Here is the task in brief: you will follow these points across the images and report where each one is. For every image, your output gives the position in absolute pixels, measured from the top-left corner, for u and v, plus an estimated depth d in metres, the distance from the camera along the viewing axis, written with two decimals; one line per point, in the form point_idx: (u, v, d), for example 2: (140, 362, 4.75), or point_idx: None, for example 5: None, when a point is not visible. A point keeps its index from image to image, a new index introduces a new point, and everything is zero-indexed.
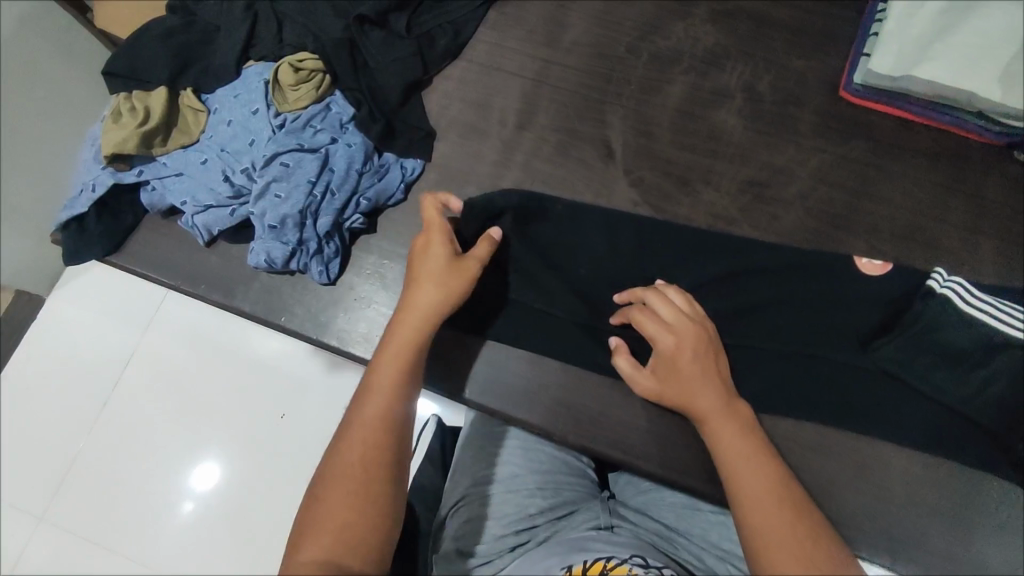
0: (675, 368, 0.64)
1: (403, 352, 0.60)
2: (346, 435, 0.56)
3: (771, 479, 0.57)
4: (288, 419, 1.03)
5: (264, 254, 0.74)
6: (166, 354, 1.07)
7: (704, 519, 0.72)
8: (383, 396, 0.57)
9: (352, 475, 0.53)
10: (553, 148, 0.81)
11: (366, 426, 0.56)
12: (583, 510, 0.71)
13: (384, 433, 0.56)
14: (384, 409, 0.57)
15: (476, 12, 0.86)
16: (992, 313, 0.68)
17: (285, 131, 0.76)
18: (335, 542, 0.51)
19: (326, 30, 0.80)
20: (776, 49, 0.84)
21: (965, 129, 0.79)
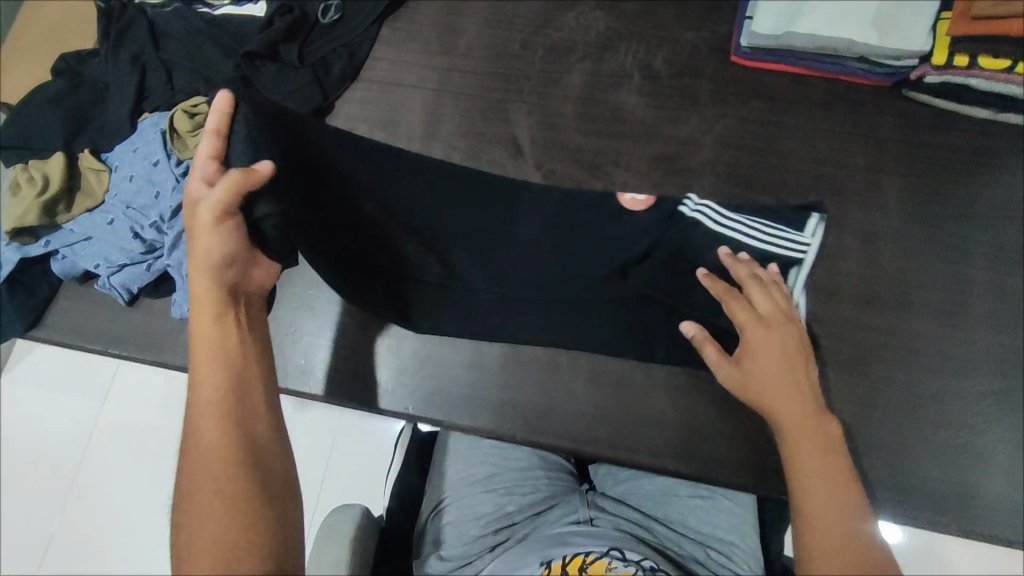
0: (757, 361, 0.62)
1: (219, 343, 0.54)
2: (193, 452, 0.51)
3: (835, 470, 0.55)
4: None
5: (187, 303, 0.73)
6: (124, 422, 1.05)
7: (682, 506, 0.75)
8: (206, 393, 0.52)
9: (207, 482, 0.49)
10: (463, 153, 0.82)
11: (208, 433, 0.51)
12: (563, 505, 0.73)
13: (230, 434, 0.51)
14: (217, 411, 0.51)
15: (368, 32, 0.86)
16: (734, 231, 0.73)
17: (189, 179, 0.75)
18: (202, 555, 0.46)
19: (217, 70, 0.80)
20: (666, 24, 0.86)
21: (852, 75, 0.81)
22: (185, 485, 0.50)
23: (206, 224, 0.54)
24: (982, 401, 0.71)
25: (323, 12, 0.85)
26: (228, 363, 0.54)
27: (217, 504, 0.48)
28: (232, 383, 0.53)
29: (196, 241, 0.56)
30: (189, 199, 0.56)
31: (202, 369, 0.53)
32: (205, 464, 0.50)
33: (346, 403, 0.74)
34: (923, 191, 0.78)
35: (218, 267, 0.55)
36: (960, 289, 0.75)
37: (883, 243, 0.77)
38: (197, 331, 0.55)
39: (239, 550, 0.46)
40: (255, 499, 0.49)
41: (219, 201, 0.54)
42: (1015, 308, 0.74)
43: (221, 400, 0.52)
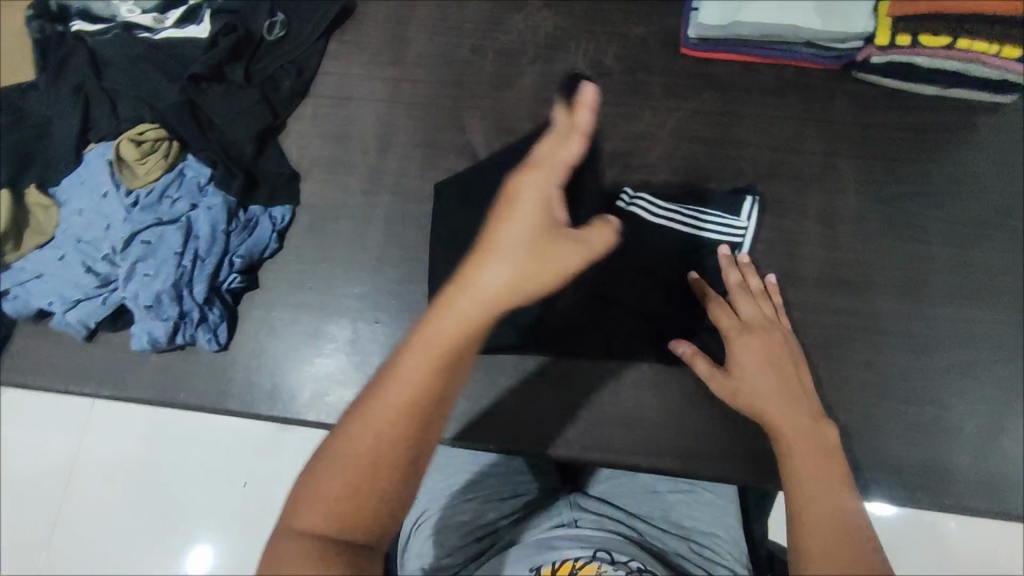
0: (746, 366, 0.65)
1: (478, 321, 0.51)
2: (362, 406, 0.48)
3: (825, 460, 0.56)
4: (251, 486, 1.03)
5: (146, 335, 0.72)
6: (100, 457, 1.05)
7: (663, 502, 0.80)
8: (413, 375, 0.48)
9: (387, 439, 0.47)
10: (419, 163, 0.81)
11: (396, 395, 0.48)
12: (548, 510, 0.74)
13: (397, 416, 0.47)
14: (432, 376, 0.48)
15: (316, 46, 0.86)
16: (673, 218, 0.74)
17: (140, 209, 0.74)
18: (326, 512, 0.45)
19: (160, 95, 0.78)
20: (614, 20, 0.86)
21: (802, 60, 0.82)
22: (342, 437, 0.47)
23: (529, 229, 0.54)
24: (946, 374, 0.72)
25: (268, 29, 0.84)
26: (441, 357, 0.49)
27: (349, 481, 0.46)
28: (445, 363, 0.49)
29: (491, 234, 0.54)
30: (517, 188, 0.55)
31: (421, 343, 0.49)
32: (381, 422, 0.47)
33: (316, 424, 0.73)
34: (877, 170, 0.79)
35: (527, 255, 0.53)
36: (919, 265, 0.75)
37: (841, 225, 0.77)
38: (460, 302, 0.51)
39: (340, 526, 0.45)
40: (396, 480, 0.46)
41: (531, 208, 0.54)
42: (974, 280, 0.75)
43: (412, 381, 0.48)
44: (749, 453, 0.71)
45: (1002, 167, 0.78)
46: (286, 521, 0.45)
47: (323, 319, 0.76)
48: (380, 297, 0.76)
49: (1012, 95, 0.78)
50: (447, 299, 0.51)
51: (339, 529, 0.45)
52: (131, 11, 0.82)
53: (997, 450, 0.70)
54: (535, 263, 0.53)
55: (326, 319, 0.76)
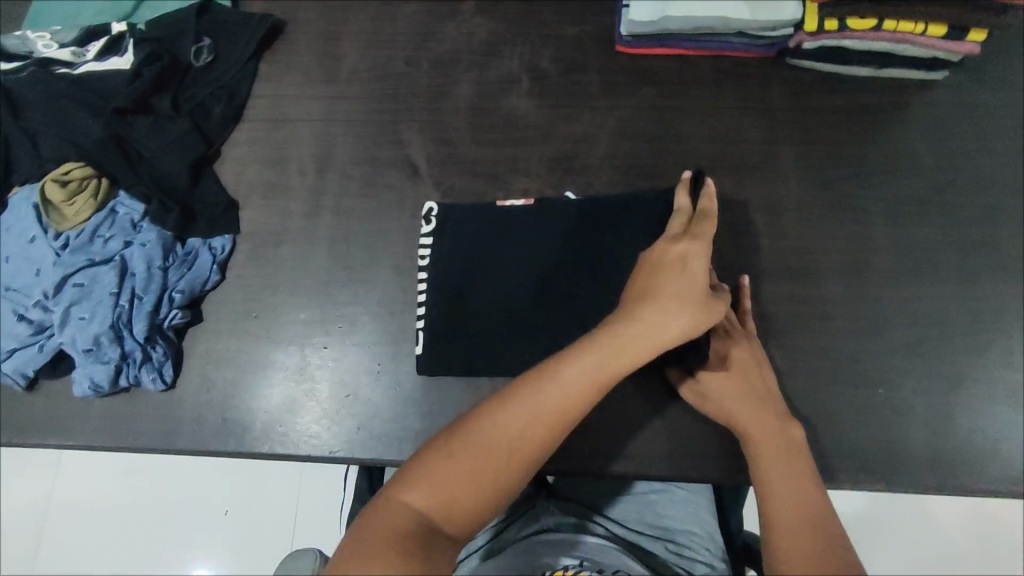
0: (722, 387, 0.66)
1: (608, 373, 0.57)
2: (557, 380, 0.56)
3: (795, 470, 0.59)
4: (231, 514, 1.19)
5: (88, 380, 0.70)
6: (107, 496, 1.22)
7: (638, 504, 0.81)
8: (567, 391, 0.55)
9: (513, 443, 0.53)
10: (359, 182, 0.80)
11: (564, 395, 0.55)
12: (521, 516, 0.77)
13: (536, 432, 0.54)
14: (574, 394, 0.56)
15: (245, 69, 0.84)
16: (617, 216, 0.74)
17: (70, 251, 0.72)
18: (440, 492, 0.51)
19: (84, 131, 0.76)
20: (548, 22, 0.85)
21: (736, 50, 0.81)
22: (473, 429, 0.54)
23: (696, 277, 0.63)
24: (897, 355, 0.72)
25: (195, 54, 0.81)
26: (593, 390, 0.56)
27: (475, 474, 0.52)
28: (588, 393, 0.56)
29: (677, 280, 0.62)
30: (657, 257, 0.64)
31: (620, 340, 0.58)
32: (514, 426, 0.54)
33: (271, 457, 0.72)
34: (817, 156, 0.79)
35: (688, 302, 0.61)
36: (864, 248, 0.76)
37: (786, 213, 0.77)
38: (662, 303, 0.60)
39: (459, 506, 0.51)
40: (501, 495, 0.53)
41: (700, 268, 0.63)
42: (919, 258, 0.75)
43: (595, 383, 0.56)
44: (708, 449, 0.70)
45: (939, 143, 0.78)
46: (394, 488, 0.52)
47: (271, 348, 0.75)
48: (328, 321, 0.75)
49: (942, 70, 0.79)
50: (612, 334, 0.59)
51: (442, 515, 0.51)
52: (47, 46, 0.80)
53: (951, 426, 0.70)
54: (694, 315, 0.61)
55: (274, 348, 0.75)
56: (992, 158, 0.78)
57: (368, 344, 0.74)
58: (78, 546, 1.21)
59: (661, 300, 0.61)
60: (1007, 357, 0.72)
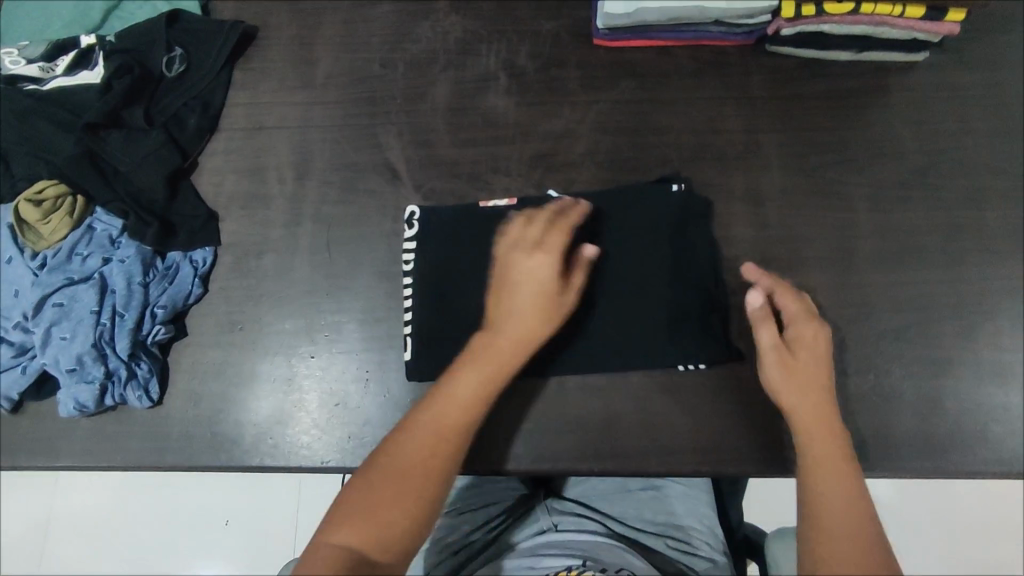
0: (803, 392, 0.63)
1: (490, 373, 0.63)
2: (450, 400, 0.62)
3: (846, 488, 0.58)
4: (233, 523, 1.21)
5: (72, 400, 0.69)
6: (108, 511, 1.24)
7: (635, 499, 0.81)
8: (456, 404, 0.62)
9: (422, 460, 0.59)
10: (338, 188, 0.79)
11: (457, 411, 0.61)
12: (523, 516, 0.80)
13: (442, 448, 0.60)
14: (463, 404, 0.62)
15: (219, 78, 0.82)
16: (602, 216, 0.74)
17: (48, 271, 0.71)
18: (366, 524, 0.55)
19: (55, 147, 0.74)
20: (524, 17, 0.84)
21: (714, 39, 0.81)
22: (388, 456, 0.59)
23: (547, 284, 0.66)
24: (885, 340, 0.72)
25: (167, 65, 0.80)
26: (477, 399, 0.62)
27: (391, 498, 0.56)
28: (474, 400, 0.62)
29: (530, 291, 0.66)
30: (512, 269, 0.67)
31: (493, 355, 0.64)
32: (423, 446, 0.59)
33: (261, 469, 0.71)
34: (799, 143, 0.78)
35: (542, 291, 0.66)
36: (848, 234, 0.75)
37: (769, 202, 0.77)
38: (521, 317, 0.65)
39: (387, 533, 0.55)
40: (425, 511, 0.57)
41: (555, 273, 0.66)
42: (904, 243, 0.75)
43: (482, 395, 0.63)
44: (700, 443, 0.70)
45: (921, 126, 0.78)
46: (325, 527, 0.55)
47: (257, 359, 0.74)
48: (313, 331, 0.74)
49: (923, 52, 0.78)
50: (478, 351, 0.65)
51: (374, 542, 0.54)
52: (14, 62, 0.79)
53: (941, 410, 0.70)
54: (550, 299, 0.66)
55: (260, 359, 0.74)
56: (974, 139, 0.77)
57: (355, 352, 0.74)
58: (82, 561, 1.23)
59: (514, 307, 0.65)
60: (995, 338, 0.72)
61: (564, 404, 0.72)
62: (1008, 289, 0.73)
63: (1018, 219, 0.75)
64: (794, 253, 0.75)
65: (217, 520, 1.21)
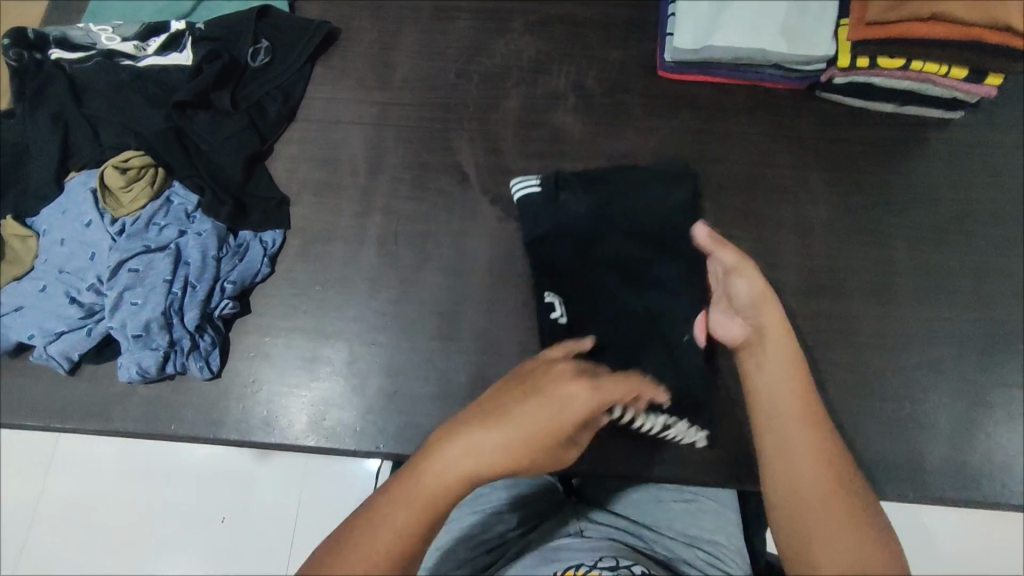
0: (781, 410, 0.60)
1: (445, 483, 0.52)
2: (395, 505, 0.51)
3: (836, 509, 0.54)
4: (230, 521, 1.05)
5: (135, 365, 0.70)
6: (83, 499, 1.07)
7: (669, 510, 0.78)
8: (405, 513, 0.51)
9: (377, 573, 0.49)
10: (410, 185, 0.82)
11: (399, 523, 0.51)
12: (555, 521, 0.75)
13: (415, 525, 0.51)
14: (410, 514, 0.51)
15: (301, 72, 0.86)
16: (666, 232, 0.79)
17: (126, 237, 0.73)
18: None
19: (146, 123, 0.77)
20: (594, 45, 0.90)
21: (769, 81, 0.86)
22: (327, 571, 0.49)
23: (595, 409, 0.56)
24: (921, 371, 0.76)
25: (252, 56, 0.84)
26: (430, 508, 0.52)
27: None
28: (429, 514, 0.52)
29: (572, 410, 0.54)
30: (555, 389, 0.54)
31: (451, 461, 0.53)
32: (462, 462, 0.52)
33: (315, 449, 0.72)
34: (845, 183, 0.84)
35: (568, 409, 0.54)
36: (889, 270, 0.80)
37: (815, 235, 0.82)
38: (511, 429, 0.53)
39: None
40: None
41: (601, 396, 0.55)
42: (939, 282, 0.80)
43: (432, 504, 0.52)
44: (740, 457, 0.73)
45: (957, 176, 0.84)
46: None
47: (319, 342, 0.76)
48: (375, 318, 0.77)
49: (960, 110, 0.85)
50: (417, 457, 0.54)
51: None
52: (110, 39, 0.83)
53: (970, 441, 0.74)
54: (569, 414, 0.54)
55: (321, 342, 0.76)
56: (1004, 193, 0.83)
57: (415, 342, 0.76)
58: (42, 558, 1.06)
59: (545, 400, 0.54)
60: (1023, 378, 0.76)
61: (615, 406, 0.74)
62: None
63: None
64: (837, 284, 0.79)
65: (207, 518, 1.05)
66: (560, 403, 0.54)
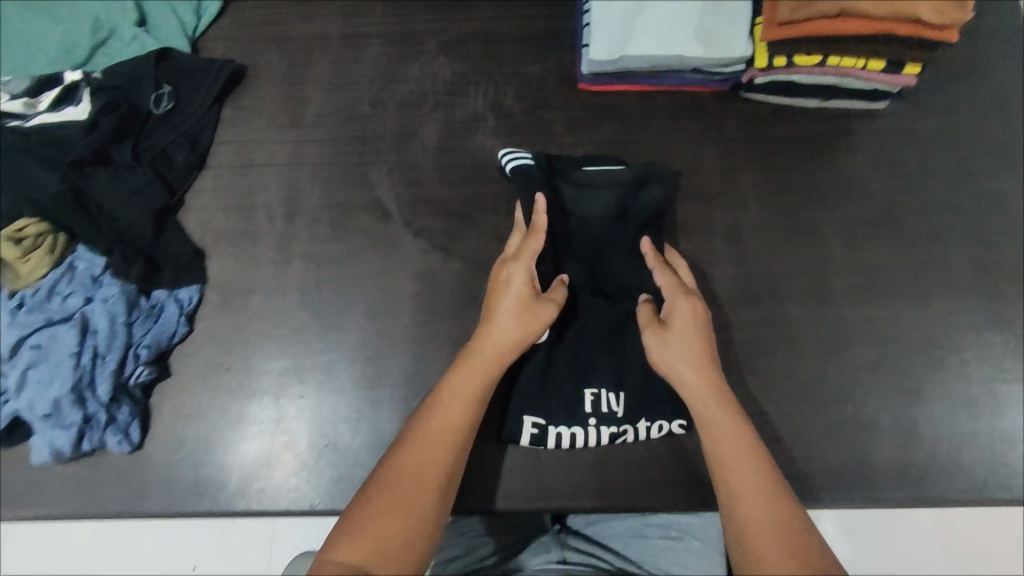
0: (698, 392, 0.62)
1: (472, 390, 0.62)
2: (435, 412, 0.60)
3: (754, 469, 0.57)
4: None
5: (47, 446, 0.67)
6: None
7: (652, 547, 0.77)
8: (447, 414, 0.60)
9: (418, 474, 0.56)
10: (329, 225, 0.79)
11: (445, 423, 0.59)
12: (534, 549, 0.74)
13: (462, 423, 0.60)
14: (457, 416, 0.60)
15: (208, 115, 0.83)
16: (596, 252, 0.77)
17: (27, 311, 0.70)
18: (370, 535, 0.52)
19: (40, 186, 0.72)
20: (510, 61, 0.87)
21: (690, 85, 0.85)
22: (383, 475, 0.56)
23: (530, 324, 0.65)
24: (862, 372, 0.75)
25: (155, 102, 0.80)
26: (467, 412, 0.61)
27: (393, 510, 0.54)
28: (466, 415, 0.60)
29: (511, 304, 0.66)
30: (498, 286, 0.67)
31: (476, 364, 0.63)
32: (471, 375, 0.63)
33: (247, 514, 0.69)
34: (774, 185, 0.83)
35: (518, 303, 0.66)
36: (823, 270, 0.79)
37: (748, 240, 0.80)
38: (499, 329, 0.65)
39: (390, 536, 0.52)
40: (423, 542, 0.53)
41: (536, 296, 0.67)
42: (874, 279, 0.79)
43: (468, 405, 0.61)
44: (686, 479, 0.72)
45: (887, 168, 0.83)
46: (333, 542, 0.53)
47: (244, 400, 0.73)
48: (302, 370, 0.74)
49: (884, 100, 0.83)
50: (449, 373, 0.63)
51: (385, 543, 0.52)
52: None
53: (914, 439, 0.73)
54: (523, 303, 0.66)
55: (247, 400, 0.73)
56: (934, 179, 0.82)
57: (345, 391, 0.73)
58: None
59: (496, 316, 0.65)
60: (963, 369, 0.76)
61: (594, 392, 0.72)
62: (971, 322, 0.77)
63: (978, 254, 0.80)
64: (773, 290, 0.78)
65: None
66: (507, 303, 0.66)
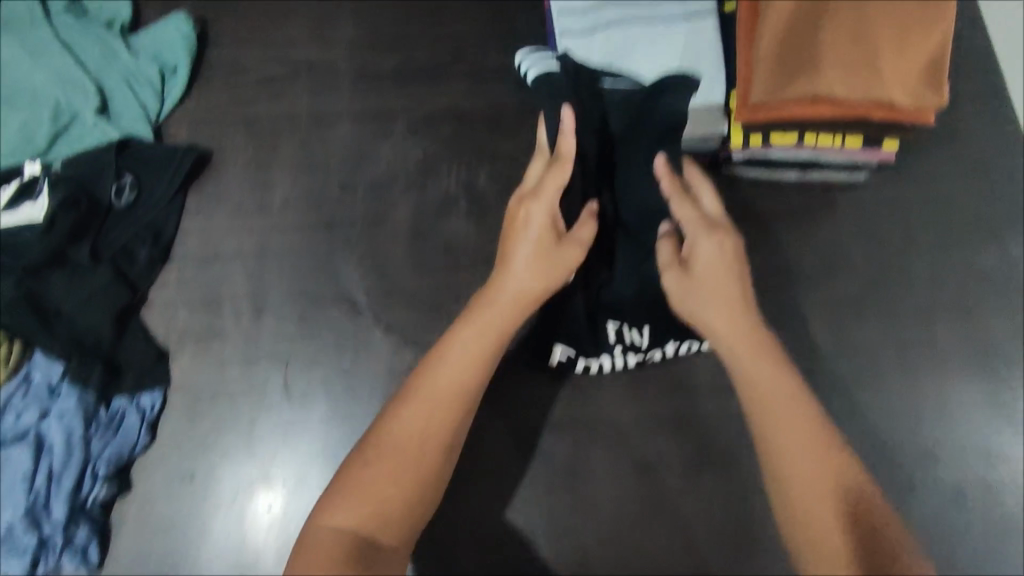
0: (746, 362, 0.58)
1: (478, 355, 0.59)
2: (435, 372, 0.58)
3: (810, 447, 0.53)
4: None
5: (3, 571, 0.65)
6: None
7: None
8: (450, 369, 0.58)
9: (411, 446, 0.56)
10: (297, 321, 0.76)
11: (447, 384, 0.57)
12: None
13: (468, 384, 0.58)
14: (462, 372, 0.58)
15: (172, 204, 0.80)
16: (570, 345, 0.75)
17: None
18: (360, 505, 0.53)
19: None
20: (484, 137, 0.84)
21: None
22: (376, 437, 0.56)
23: (555, 267, 0.61)
24: None
25: (116, 193, 0.78)
26: (472, 366, 0.58)
27: (382, 479, 0.54)
28: (473, 375, 0.58)
29: (531, 250, 0.61)
30: (518, 219, 0.63)
31: (490, 317, 0.60)
32: (479, 338, 0.59)
33: None
34: (754, 264, 0.81)
35: (543, 248, 0.61)
36: (805, 352, 0.77)
37: None
38: (519, 277, 0.61)
39: (377, 507, 0.54)
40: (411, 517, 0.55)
41: (561, 249, 0.61)
42: (858, 360, 0.77)
43: (473, 365, 0.58)
44: None
45: (869, 243, 0.81)
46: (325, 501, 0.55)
47: (208, 514, 0.70)
48: (269, 479, 0.71)
49: (862, 172, 0.81)
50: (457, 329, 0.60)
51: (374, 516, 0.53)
52: None
53: None
54: (548, 248, 0.61)
55: (212, 513, 0.70)
56: (918, 254, 0.80)
57: (316, 502, 0.71)
58: None
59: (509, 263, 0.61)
60: (949, 455, 0.74)
61: (617, 325, 0.70)
62: (959, 406, 0.75)
63: (965, 337, 0.77)
64: None
65: None
66: (536, 258, 0.61)
